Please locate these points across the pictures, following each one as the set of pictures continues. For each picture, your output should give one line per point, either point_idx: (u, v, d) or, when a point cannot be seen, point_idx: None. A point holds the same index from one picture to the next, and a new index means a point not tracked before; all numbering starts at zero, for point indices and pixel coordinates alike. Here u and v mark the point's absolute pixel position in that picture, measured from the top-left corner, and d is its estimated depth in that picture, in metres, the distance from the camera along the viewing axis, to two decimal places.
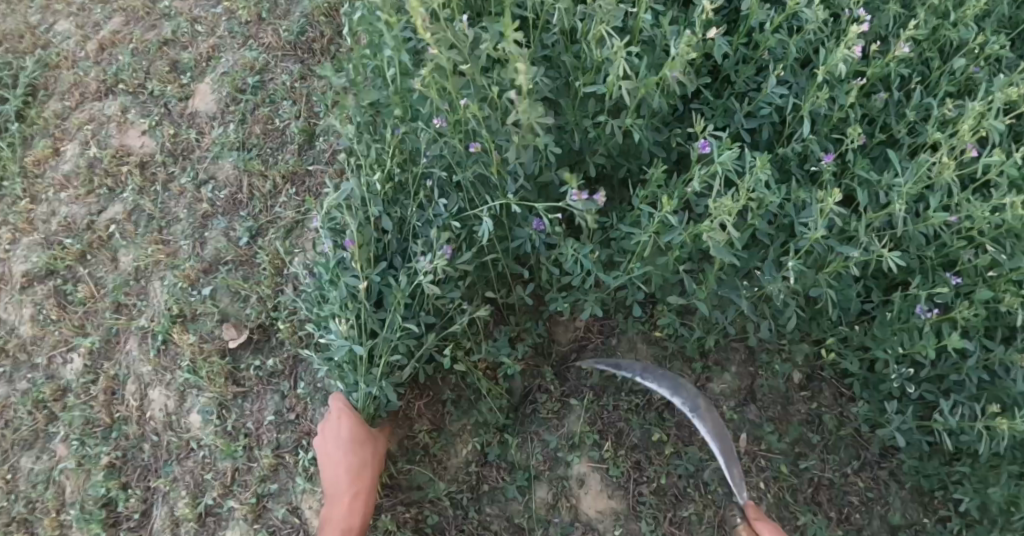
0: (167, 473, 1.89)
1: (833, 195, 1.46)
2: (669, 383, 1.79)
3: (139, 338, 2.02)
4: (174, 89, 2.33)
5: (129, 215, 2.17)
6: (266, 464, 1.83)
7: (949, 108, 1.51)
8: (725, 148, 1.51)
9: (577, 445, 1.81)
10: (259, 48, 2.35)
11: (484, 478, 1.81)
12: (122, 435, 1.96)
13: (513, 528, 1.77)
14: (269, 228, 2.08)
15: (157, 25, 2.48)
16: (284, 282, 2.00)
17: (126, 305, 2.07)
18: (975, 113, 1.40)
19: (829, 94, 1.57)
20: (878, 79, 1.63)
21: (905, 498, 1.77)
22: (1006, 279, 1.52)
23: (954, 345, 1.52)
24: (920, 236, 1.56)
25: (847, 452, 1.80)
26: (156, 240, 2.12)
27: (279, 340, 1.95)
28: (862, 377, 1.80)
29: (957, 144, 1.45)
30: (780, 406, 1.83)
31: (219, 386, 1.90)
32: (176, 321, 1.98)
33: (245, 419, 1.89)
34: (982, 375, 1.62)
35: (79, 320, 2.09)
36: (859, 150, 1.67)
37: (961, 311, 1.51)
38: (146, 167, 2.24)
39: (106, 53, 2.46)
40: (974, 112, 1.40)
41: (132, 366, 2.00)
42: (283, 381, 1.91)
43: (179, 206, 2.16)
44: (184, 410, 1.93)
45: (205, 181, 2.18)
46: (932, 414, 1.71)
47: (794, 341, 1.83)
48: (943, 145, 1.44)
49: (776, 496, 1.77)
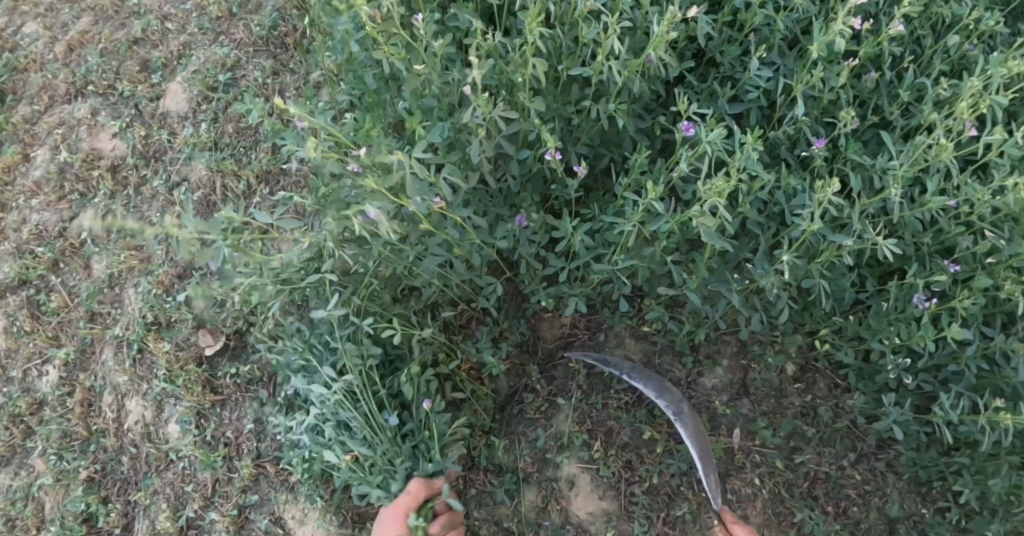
0: (146, 485, 1.85)
1: (832, 187, 1.36)
2: (653, 385, 1.71)
3: (115, 347, 1.96)
4: (144, 89, 2.26)
5: (101, 221, 2.12)
6: (246, 474, 1.78)
7: (943, 88, 1.43)
8: (712, 127, 1.44)
9: (566, 446, 1.75)
10: (231, 44, 2.28)
11: (471, 482, 1.76)
12: (101, 448, 1.92)
13: (502, 532, 1.72)
14: (245, 231, 2.02)
15: (126, 23, 2.40)
16: None
17: (100, 314, 2.02)
18: (973, 92, 1.33)
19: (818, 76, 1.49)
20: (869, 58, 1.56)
21: (903, 489, 1.74)
22: (1007, 266, 1.44)
23: (955, 336, 1.44)
24: (915, 222, 1.49)
25: (843, 444, 1.76)
26: (129, 245, 2.06)
27: (256, 346, 1.89)
28: (857, 368, 1.74)
29: (954, 125, 1.38)
30: (774, 399, 1.78)
31: (197, 395, 1.85)
32: (151, 328, 1.93)
33: (224, 428, 1.84)
34: (981, 365, 1.55)
35: (53, 331, 2.03)
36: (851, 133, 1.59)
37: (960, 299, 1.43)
38: (118, 171, 2.17)
39: (75, 53, 2.38)
40: (972, 91, 1.32)
41: (108, 377, 1.95)
42: (261, 388, 1.86)
43: (152, 210, 2.10)
44: (162, 420, 1.88)
45: (178, 184, 2.12)
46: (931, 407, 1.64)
47: (788, 333, 1.75)
48: (940, 126, 1.37)
49: (771, 491, 1.73)
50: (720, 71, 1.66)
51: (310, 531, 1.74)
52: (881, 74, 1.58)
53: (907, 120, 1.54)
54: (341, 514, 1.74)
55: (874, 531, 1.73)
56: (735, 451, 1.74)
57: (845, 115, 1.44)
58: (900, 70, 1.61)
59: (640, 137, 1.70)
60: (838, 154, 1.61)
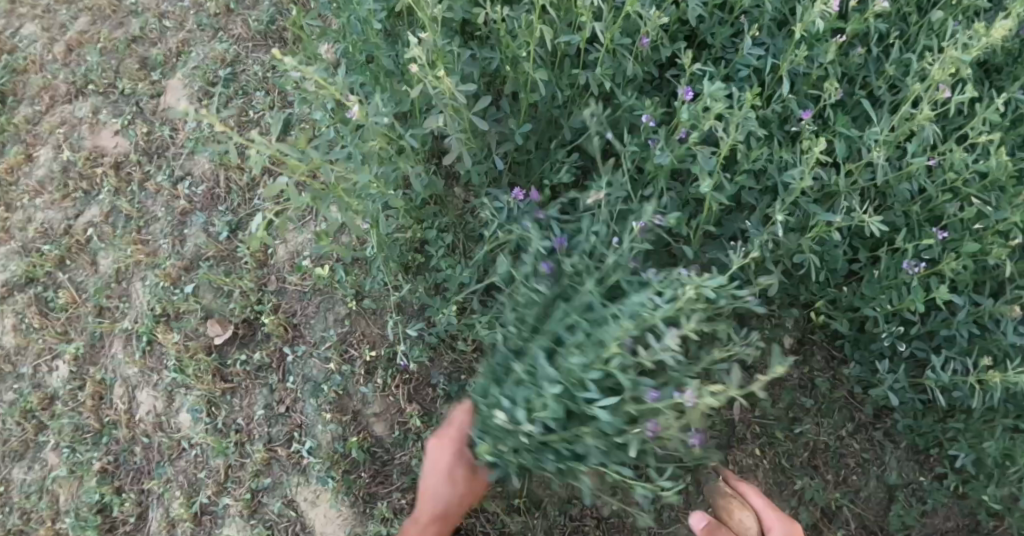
0: (160, 474, 1.88)
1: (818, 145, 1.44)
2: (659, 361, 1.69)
3: (124, 340, 1.99)
4: (145, 86, 2.30)
5: (106, 217, 2.15)
6: (258, 458, 1.81)
7: (928, 61, 1.48)
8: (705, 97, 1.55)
9: None
10: (230, 39, 2.31)
11: (479, 459, 1.85)
12: (113, 440, 1.94)
13: (510, 506, 1.83)
14: (249, 222, 2.04)
15: (124, 23, 2.43)
16: (267, 275, 1.97)
17: (108, 309, 2.04)
18: (952, 60, 1.37)
19: (807, 53, 1.54)
20: (855, 35, 1.61)
21: (901, 457, 1.81)
22: (994, 231, 1.49)
23: (944, 298, 1.48)
24: (902, 191, 1.53)
25: (841, 415, 1.81)
26: (135, 240, 2.09)
27: (264, 334, 1.91)
28: (853, 337, 1.77)
29: (932, 93, 1.41)
30: (772, 372, 1.82)
31: (207, 383, 1.88)
32: (160, 320, 1.96)
33: (235, 415, 1.87)
34: (973, 329, 1.58)
35: (62, 327, 2.06)
36: (839, 109, 1.65)
37: (948, 264, 1.47)
38: (121, 168, 2.21)
39: (74, 53, 2.41)
40: (949, 58, 1.36)
41: (119, 369, 1.98)
42: (270, 374, 1.88)
43: (157, 205, 2.13)
44: (173, 410, 1.91)
45: (182, 178, 2.15)
46: (924, 372, 1.66)
47: (784, 307, 1.78)
48: (920, 95, 1.41)
49: (772, 462, 1.79)
50: (710, 52, 1.71)
51: (323, 512, 1.79)
52: (868, 51, 1.63)
53: (894, 95, 1.60)
54: (353, 494, 1.79)
55: (873, 497, 1.81)
56: (736, 424, 1.79)
57: (831, 87, 1.48)
58: (886, 46, 1.66)
59: (633, 119, 1.75)
60: (827, 127, 1.66)
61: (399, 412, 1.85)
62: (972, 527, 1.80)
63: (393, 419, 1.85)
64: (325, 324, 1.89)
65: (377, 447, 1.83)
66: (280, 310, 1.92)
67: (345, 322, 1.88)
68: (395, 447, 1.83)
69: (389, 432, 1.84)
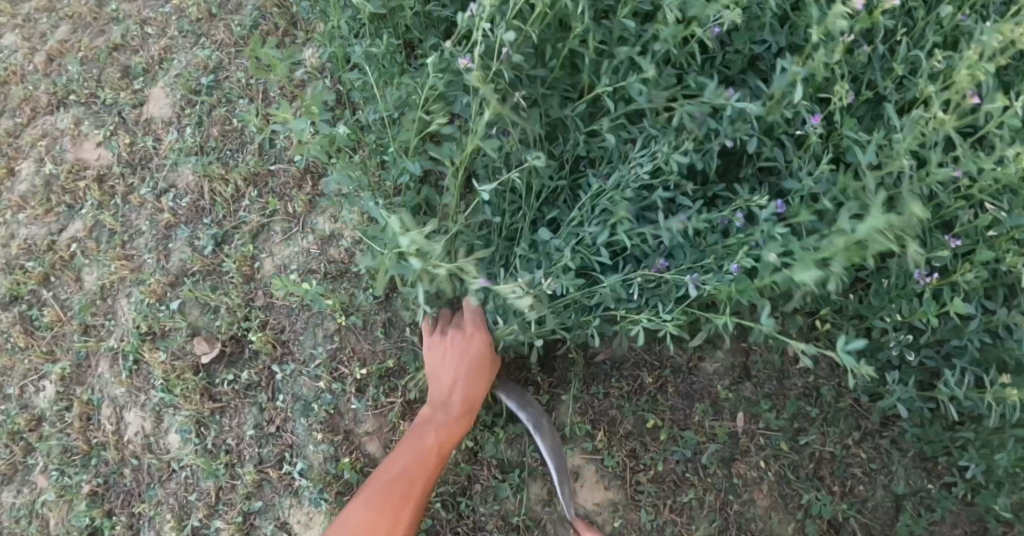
0: (150, 496, 1.84)
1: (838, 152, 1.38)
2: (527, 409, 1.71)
3: (110, 359, 1.94)
4: (127, 96, 2.24)
5: (90, 232, 2.10)
6: (248, 481, 1.77)
7: (937, 60, 1.41)
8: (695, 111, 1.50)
9: (569, 437, 1.74)
10: (212, 46, 2.25)
11: (476, 478, 1.75)
12: (102, 461, 1.90)
13: (508, 527, 1.72)
14: (234, 235, 1.99)
15: (105, 30, 2.36)
16: (253, 291, 1.91)
17: (94, 327, 2.00)
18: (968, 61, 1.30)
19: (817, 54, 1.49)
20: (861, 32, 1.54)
21: (909, 465, 1.75)
22: (1009, 238, 1.44)
23: (958, 309, 1.40)
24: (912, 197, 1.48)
25: (847, 423, 1.76)
26: (119, 255, 2.04)
27: (252, 351, 1.86)
28: (859, 345, 1.71)
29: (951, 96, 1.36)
30: (776, 381, 1.76)
31: (195, 403, 1.84)
32: (146, 338, 1.92)
33: (224, 435, 1.82)
34: (984, 339, 1.53)
35: (48, 346, 2.01)
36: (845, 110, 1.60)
37: (963, 274, 1.42)
38: (104, 180, 2.15)
39: (56, 63, 2.35)
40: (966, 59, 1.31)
41: (106, 389, 1.93)
42: (259, 393, 1.82)
43: (141, 218, 2.08)
44: (162, 431, 1.86)
45: (166, 190, 2.10)
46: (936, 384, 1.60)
47: (787, 314, 1.73)
48: (938, 99, 1.36)
49: (778, 473, 1.73)
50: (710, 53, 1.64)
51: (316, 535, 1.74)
52: (873, 48, 1.56)
53: (901, 94, 1.54)
54: None
55: (882, 508, 1.75)
56: (740, 435, 1.73)
57: (842, 90, 1.42)
58: (892, 42, 1.58)
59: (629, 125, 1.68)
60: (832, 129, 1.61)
61: (392, 429, 1.77)
62: None
63: (386, 438, 1.76)
64: (314, 341, 1.84)
65: (371, 467, 1.76)
66: (268, 326, 1.86)
67: (334, 338, 1.83)
68: None
69: (382, 452, 1.76)
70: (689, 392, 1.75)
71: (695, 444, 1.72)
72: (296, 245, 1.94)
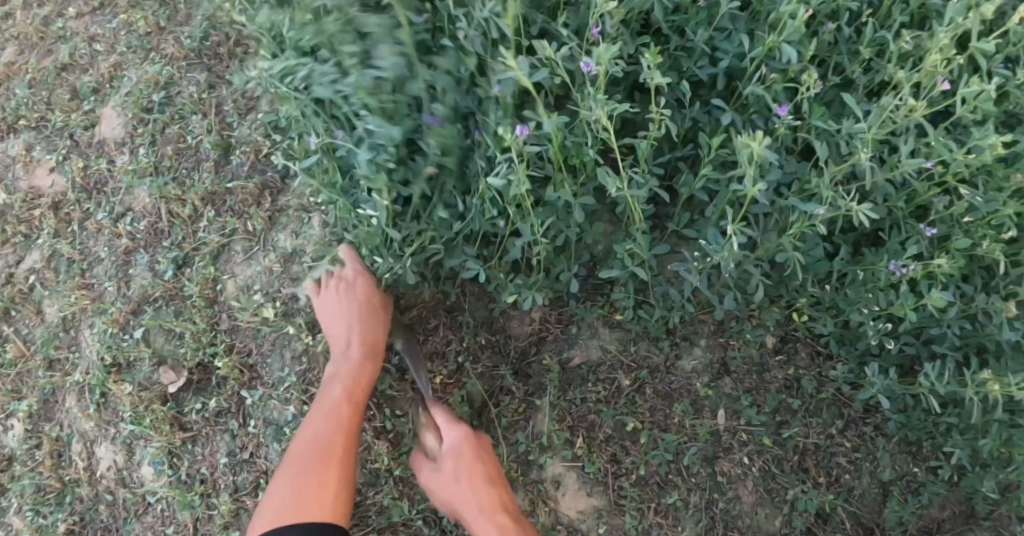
0: (128, 531, 1.81)
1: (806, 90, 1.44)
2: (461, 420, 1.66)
3: (78, 393, 1.90)
4: (78, 117, 2.17)
5: (48, 262, 2.03)
6: (225, 510, 1.74)
7: (905, 41, 1.43)
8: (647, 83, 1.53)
9: (548, 446, 1.70)
10: (162, 60, 2.18)
11: None
12: (77, 498, 1.86)
13: None
14: (195, 257, 1.93)
15: (53, 49, 2.28)
16: (217, 314, 1.86)
17: (58, 361, 1.94)
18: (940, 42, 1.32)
19: (789, 45, 1.50)
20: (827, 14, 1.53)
21: (894, 451, 1.72)
22: (985, 223, 1.42)
23: (935, 303, 1.40)
24: (884, 189, 1.50)
25: (830, 412, 1.73)
26: (79, 285, 1.98)
27: (220, 377, 1.82)
28: (837, 334, 1.69)
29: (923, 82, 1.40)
30: (756, 375, 1.73)
31: (166, 434, 1.80)
32: (111, 371, 1.87)
33: (198, 465, 1.79)
34: (964, 325, 1.50)
35: (13, 383, 1.95)
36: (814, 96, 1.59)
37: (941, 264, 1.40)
38: (60, 208, 2.09)
39: (3, 87, 2.27)
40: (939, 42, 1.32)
41: (74, 424, 1.88)
42: (231, 419, 1.79)
43: (99, 245, 2.02)
44: (134, 464, 1.83)
45: (123, 214, 2.03)
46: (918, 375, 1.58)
47: (764, 307, 1.70)
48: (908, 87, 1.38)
49: (761, 469, 1.70)
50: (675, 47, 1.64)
51: None
52: (839, 29, 1.55)
53: (869, 76, 1.54)
54: None
55: (869, 493, 1.72)
56: (722, 433, 1.70)
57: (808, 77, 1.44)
58: (858, 23, 1.57)
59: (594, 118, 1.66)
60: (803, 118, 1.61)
61: (367, 449, 1.72)
62: (970, 514, 1.72)
63: (362, 458, 1.72)
64: (281, 364, 1.80)
65: (349, 488, 1.71)
66: (235, 350, 1.82)
67: (302, 359, 1.79)
68: (367, 486, 1.71)
69: (358, 472, 1.72)
70: (668, 392, 1.72)
71: (676, 445, 1.69)
72: (258, 264, 1.88)
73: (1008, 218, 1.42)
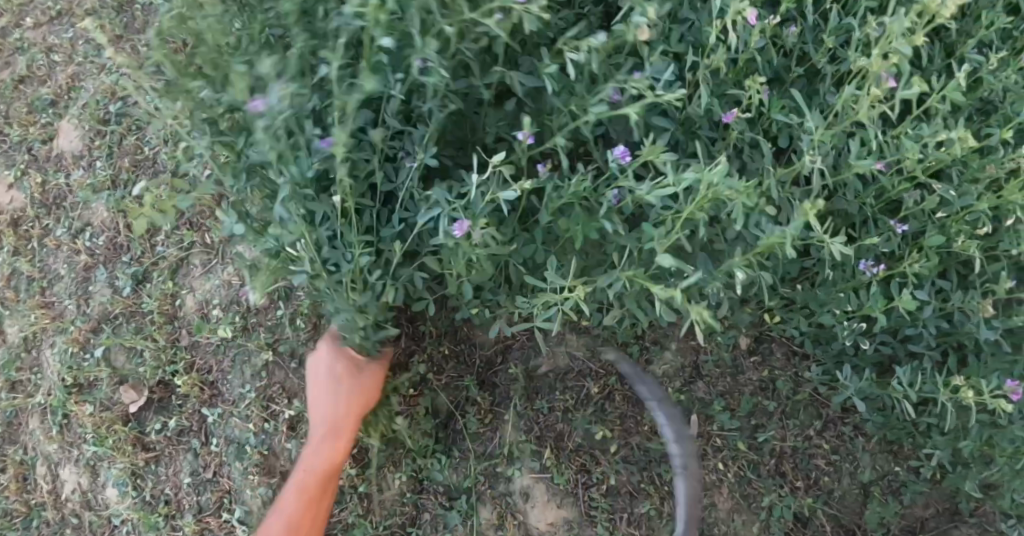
0: None
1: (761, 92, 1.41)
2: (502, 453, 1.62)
3: (41, 415, 1.86)
4: (36, 131, 2.12)
5: (8, 281, 2.00)
6: (189, 532, 1.71)
7: (871, 30, 1.38)
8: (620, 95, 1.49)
9: (516, 457, 1.66)
10: (120, 70, 2.13)
11: (423, 507, 1.67)
12: (43, 522, 1.84)
13: None
14: (154, 272, 1.88)
15: (10, 61, 2.23)
16: (178, 330, 1.82)
17: (21, 382, 1.91)
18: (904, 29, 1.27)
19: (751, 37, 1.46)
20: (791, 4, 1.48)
21: (874, 451, 1.68)
22: (958, 219, 1.38)
23: (905, 305, 1.34)
24: (853, 185, 1.44)
25: (807, 413, 1.69)
26: (39, 304, 1.94)
27: (181, 395, 1.78)
28: (812, 334, 1.62)
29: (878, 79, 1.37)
30: (729, 378, 1.69)
31: (128, 455, 1.76)
32: (72, 391, 1.83)
33: (162, 485, 1.75)
34: (941, 324, 1.45)
35: None
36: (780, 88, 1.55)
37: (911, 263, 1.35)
38: (19, 224, 2.04)
39: None
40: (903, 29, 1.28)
41: (39, 446, 1.85)
42: (193, 438, 1.75)
43: (59, 262, 1.98)
44: (99, 485, 1.79)
45: (81, 230, 1.99)
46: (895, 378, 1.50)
47: (735, 310, 1.63)
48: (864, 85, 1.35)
49: (737, 474, 1.66)
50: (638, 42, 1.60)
51: None
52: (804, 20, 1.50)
53: (836, 66, 1.49)
54: None
55: (849, 495, 1.69)
56: (696, 438, 1.66)
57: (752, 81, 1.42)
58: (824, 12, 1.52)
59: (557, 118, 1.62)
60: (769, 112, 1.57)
61: None
62: (954, 511, 1.69)
63: None
64: (242, 380, 1.74)
65: None
66: (197, 368, 1.78)
67: (262, 375, 1.73)
68: (331, 503, 1.68)
69: None
70: (639, 398, 1.68)
71: (648, 453, 1.65)
72: (217, 278, 1.83)
73: (981, 212, 1.37)
